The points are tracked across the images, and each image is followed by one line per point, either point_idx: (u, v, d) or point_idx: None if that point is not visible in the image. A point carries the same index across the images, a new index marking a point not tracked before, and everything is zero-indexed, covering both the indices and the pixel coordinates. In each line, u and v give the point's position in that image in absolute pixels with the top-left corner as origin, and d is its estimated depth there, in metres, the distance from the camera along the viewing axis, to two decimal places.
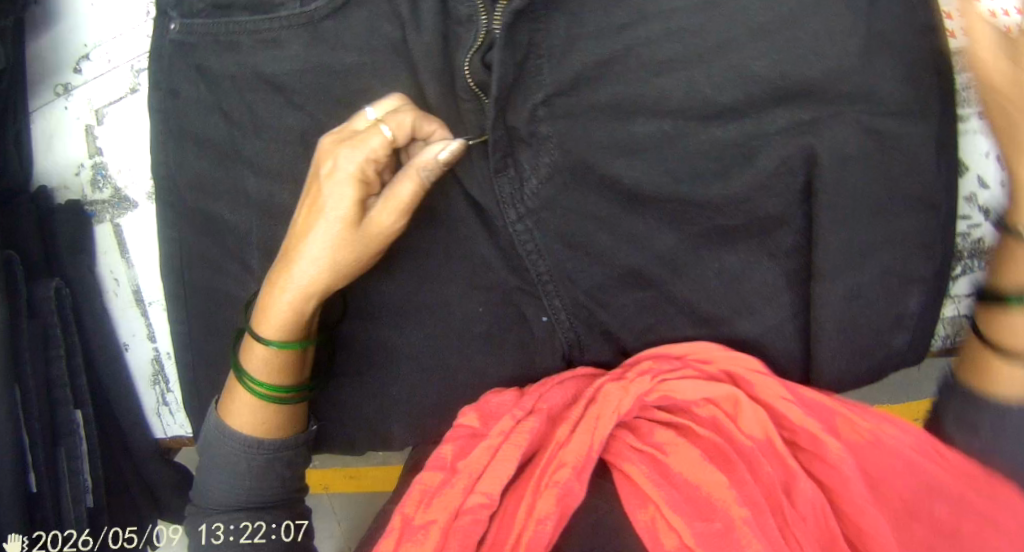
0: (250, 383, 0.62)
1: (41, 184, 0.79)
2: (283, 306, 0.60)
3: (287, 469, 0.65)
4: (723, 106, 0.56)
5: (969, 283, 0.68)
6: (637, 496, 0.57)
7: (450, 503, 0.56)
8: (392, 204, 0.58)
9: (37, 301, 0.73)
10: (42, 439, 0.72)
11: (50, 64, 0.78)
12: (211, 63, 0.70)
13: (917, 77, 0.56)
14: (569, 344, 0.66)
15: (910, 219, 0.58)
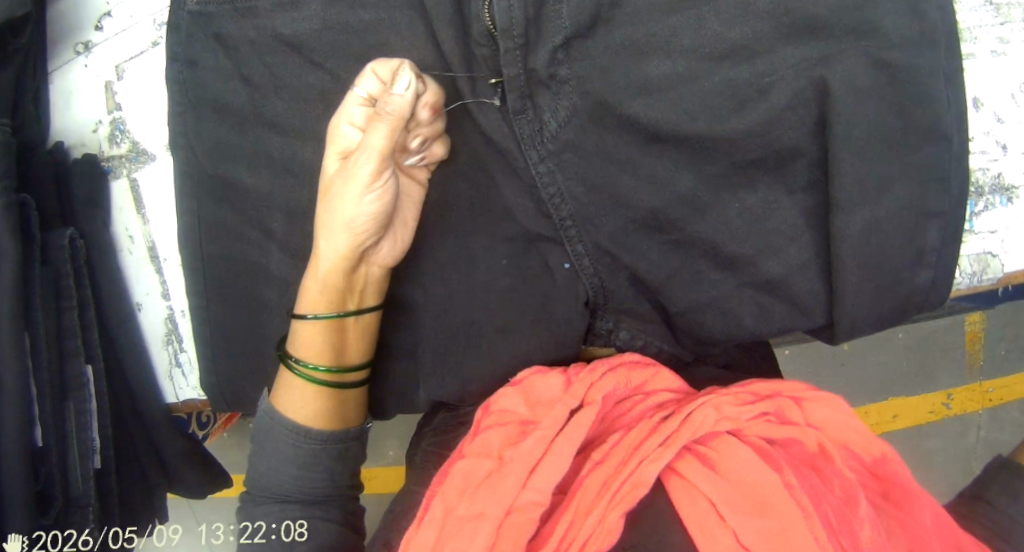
0: (304, 367, 0.66)
1: (58, 140, 0.79)
2: (314, 287, 0.65)
3: (336, 462, 0.67)
4: (733, 43, 0.60)
5: (990, 219, 0.72)
6: (686, 491, 0.58)
7: (504, 498, 0.59)
8: (363, 155, 0.60)
9: (50, 249, 0.71)
10: (51, 393, 0.70)
11: (73, 21, 0.80)
12: (229, 28, 0.68)
13: (927, 19, 0.59)
14: (595, 291, 0.69)
15: (921, 152, 0.61)
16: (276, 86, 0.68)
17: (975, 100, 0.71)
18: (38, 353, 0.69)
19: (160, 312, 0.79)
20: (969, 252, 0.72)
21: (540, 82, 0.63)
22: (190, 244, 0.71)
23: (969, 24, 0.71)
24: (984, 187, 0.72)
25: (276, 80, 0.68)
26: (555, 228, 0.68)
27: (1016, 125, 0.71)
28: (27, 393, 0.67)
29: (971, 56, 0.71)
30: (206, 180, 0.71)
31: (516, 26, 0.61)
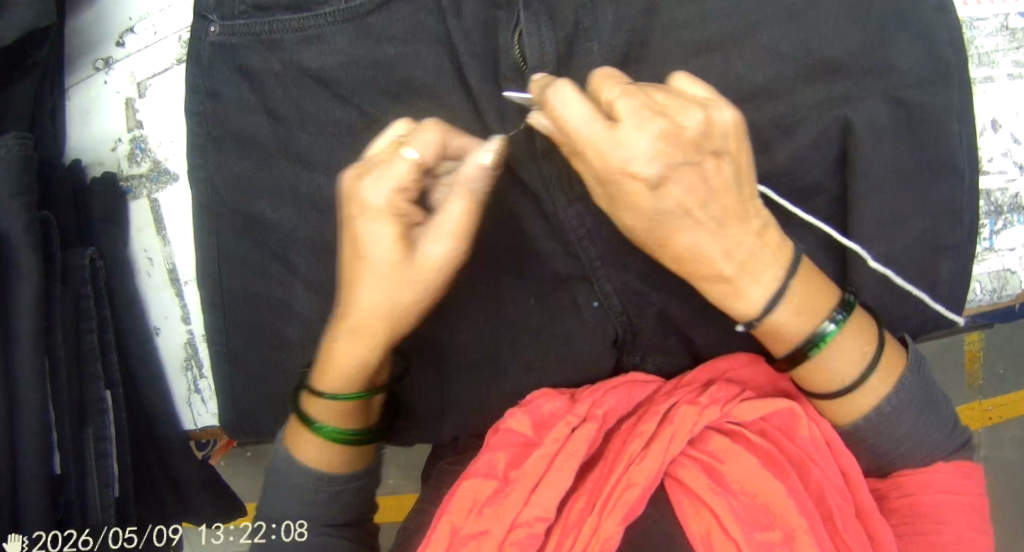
0: (329, 431, 0.63)
1: (75, 158, 0.80)
2: (347, 363, 0.61)
3: (355, 496, 0.66)
4: (756, 85, 0.64)
5: (1009, 237, 0.74)
6: (692, 506, 0.62)
7: (509, 515, 0.61)
8: (439, 233, 0.57)
9: (70, 270, 0.71)
10: (70, 417, 0.69)
11: (94, 38, 0.81)
12: (253, 62, 0.69)
13: (937, 58, 0.63)
14: (623, 328, 0.71)
15: (934, 188, 0.65)
16: (301, 119, 0.69)
17: (992, 122, 0.73)
18: (58, 373, 0.68)
19: (180, 335, 0.79)
20: (987, 269, 0.74)
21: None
22: (209, 275, 0.71)
23: (986, 47, 0.72)
24: (1003, 206, 0.74)
25: (299, 114, 0.69)
26: (583, 266, 0.70)
27: None
28: (46, 416, 0.66)
29: (988, 80, 0.72)
30: (229, 215, 0.71)
31: (542, 69, 0.65)
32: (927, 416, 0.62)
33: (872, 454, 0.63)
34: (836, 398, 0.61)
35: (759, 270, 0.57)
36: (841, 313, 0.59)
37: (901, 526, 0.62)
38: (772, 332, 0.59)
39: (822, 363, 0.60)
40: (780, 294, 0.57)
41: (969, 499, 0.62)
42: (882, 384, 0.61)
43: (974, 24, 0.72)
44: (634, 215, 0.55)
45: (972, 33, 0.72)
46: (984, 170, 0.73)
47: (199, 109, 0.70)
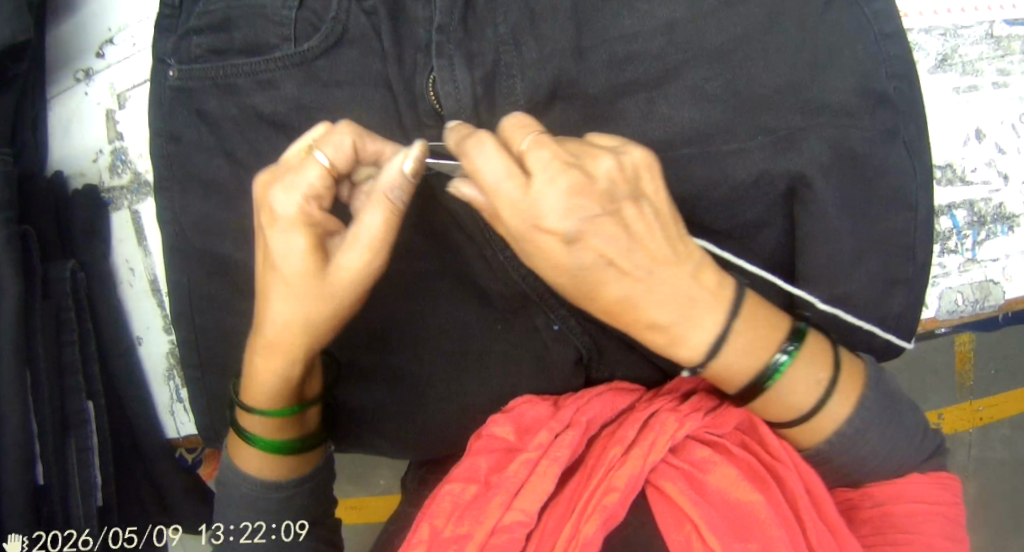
0: (265, 442, 0.65)
1: (58, 169, 0.81)
2: (273, 375, 0.62)
3: (307, 499, 0.68)
4: (690, 127, 0.65)
5: (992, 248, 0.73)
6: (674, 516, 0.60)
7: (490, 521, 0.60)
8: (357, 244, 0.55)
9: (51, 283, 0.72)
10: (52, 429, 0.70)
11: (75, 49, 0.81)
12: (211, 106, 0.71)
13: (879, 90, 0.64)
14: (587, 349, 0.72)
15: (887, 221, 0.65)
16: (260, 161, 0.72)
17: (976, 132, 0.71)
18: (39, 385, 0.69)
19: (161, 345, 0.80)
20: (969, 281, 0.73)
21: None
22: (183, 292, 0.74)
23: (970, 56, 0.71)
24: (986, 216, 0.72)
25: (259, 148, 0.71)
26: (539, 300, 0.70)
27: (1016, 155, 0.72)
28: (28, 429, 0.67)
29: (972, 89, 0.71)
30: (195, 249, 0.74)
31: (467, 109, 0.65)
32: (894, 435, 0.62)
33: (838, 474, 0.64)
34: (791, 427, 0.62)
35: (696, 314, 0.56)
36: (790, 346, 0.59)
37: (871, 536, 0.62)
38: (723, 375, 0.59)
39: (775, 395, 0.60)
40: (724, 335, 0.57)
41: (940, 510, 0.62)
42: (840, 409, 0.61)
43: (958, 32, 0.71)
44: (558, 268, 0.53)
45: (958, 39, 0.71)
46: (968, 181, 0.72)
47: (163, 150, 0.73)
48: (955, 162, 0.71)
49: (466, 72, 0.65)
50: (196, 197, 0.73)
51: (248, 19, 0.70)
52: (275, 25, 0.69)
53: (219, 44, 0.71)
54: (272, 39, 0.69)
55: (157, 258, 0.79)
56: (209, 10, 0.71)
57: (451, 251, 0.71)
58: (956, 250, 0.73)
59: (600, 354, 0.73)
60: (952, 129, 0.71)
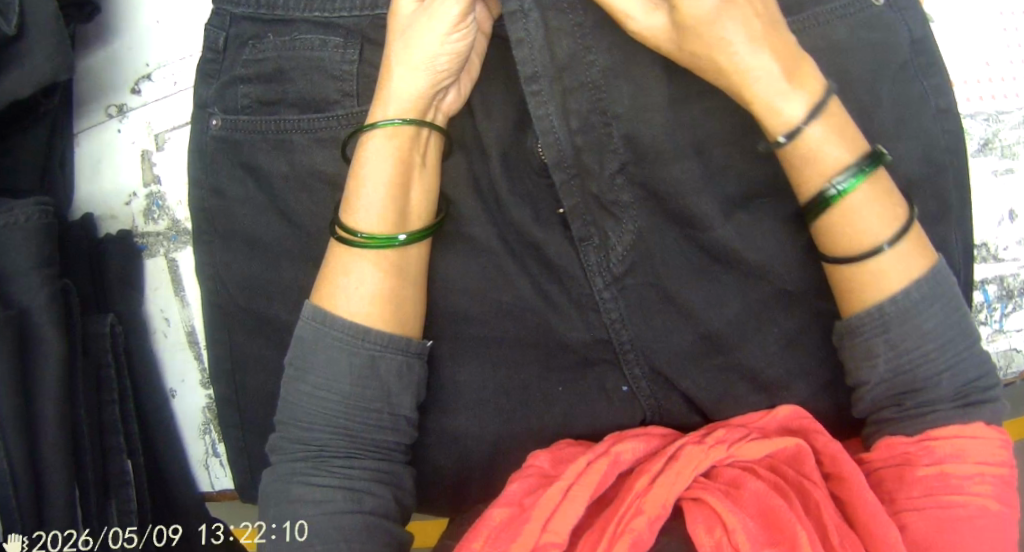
0: (363, 236, 0.64)
1: (85, 211, 0.78)
2: (363, 229, 0.65)
3: (373, 522, 0.63)
4: (744, 193, 0.69)
5: (1017, 319, 0.77)
6: (705, 523, 0.60)
7: (527, 537, 0.60)
8: (392, 101, 0.65)
9: (90, 338, 0.71)
10: (94, 490, 0.69)
11: (106, 82, 0.78)
12: (259, 158, 0.73)
13: (899, 172, 0.71)
14: (651, 408, 0.75)
15: None
16: (315, 218, 0.72)
17: (1010, 214, 0.76)
18: (82, 444, 0.68)
19: (196, 399, 0.79)
20: (995, 350, 0.77)
21: (602, 208, 0.69)
22: (220, 341, 0.76)
23: (1009, 140, 0.76)
24: (1013, 289, 0.77)
25: (317, 209, 0.72)
26: (612, 351, 0.74)
27: None
28: (71, 494, 0.65)
29: (1009, 172, 0.76)
30: (238, 310, 0.75)
31: (568, 157, 0.66)
32: (948, 317, 0.61)
33: (891, 353, 0.61)
34: (860, 260, 0.61)
35: (765, 62, 0.58)
36: (868, 164, 0.60)
37: (925, 500, 0.60)
38: (811, 150, 0.60)
39: (853, 211, 0.60)
40: (817, 111, 0.59)
41: (997, 471, 0.60)
42: (908, 260, 0.61)
43: (999, 116, 0.76)
44: (665, 32, 0.60)
45: (999, 120, 0.76)
46: (1000, 258, 0.76)
47: (204, 203, 0.75)
48: (989, 241, 0.76)
49: (563, 120, 0.65)
50: (241, 256, 0.75)
51: (304, 71, 0.71)
52: (334, 80, 0.71)
53: (269, 95, 0.72)
54: (331, 95, 0.71)
55: (194, 308, 0.78)
56: (258, 59, 0.72)
57: (531, 308, 0.73)
58: (985, 321, 0.77)
59: (655, 406, 0.75)
60: (987, 210, 0.76)
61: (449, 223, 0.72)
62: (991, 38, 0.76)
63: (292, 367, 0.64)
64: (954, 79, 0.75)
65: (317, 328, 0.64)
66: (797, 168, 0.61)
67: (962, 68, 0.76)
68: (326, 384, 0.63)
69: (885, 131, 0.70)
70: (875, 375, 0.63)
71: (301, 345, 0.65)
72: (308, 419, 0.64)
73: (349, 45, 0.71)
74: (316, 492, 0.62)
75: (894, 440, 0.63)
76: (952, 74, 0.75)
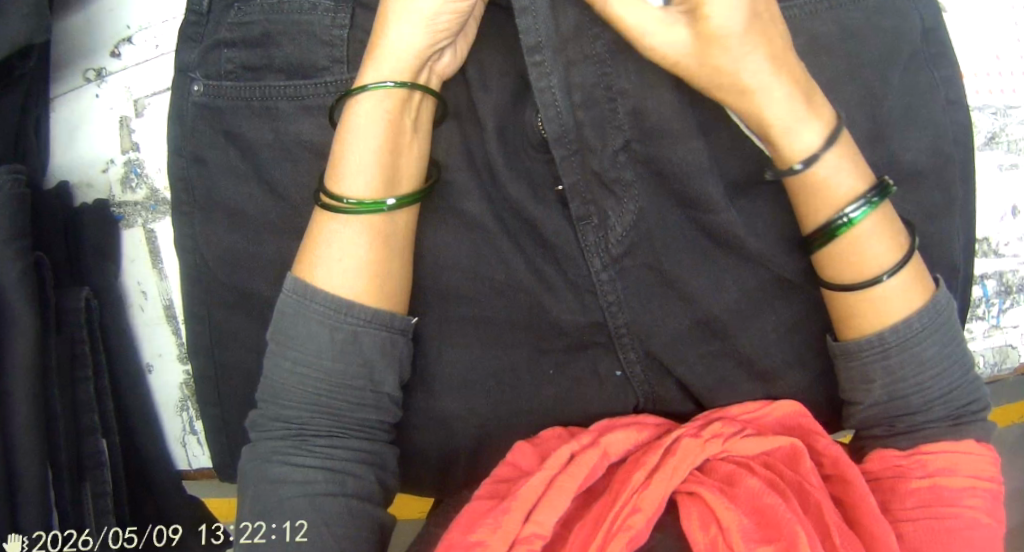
0: (349, 202, 0.61)
1: (61, 178, 0.74)
2: (348, 194, 0.61)
3: (357, 504, 0.60)
4: (745, 176, 0.67)
5: (1015, 315, 0.76)
6: (698, 519, 0.60)
7: (506, 530, 0.58)
8: (387, 58, 0.61)
9: (65, 313, 0.69)
10: (69, 469, 0.67)
11: (84, 44, 0.74)
12: (243, 126, 0.70)
13: (907, 161, 0.69)
14: (643, 393, 0.74)
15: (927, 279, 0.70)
16: (301, 192, 0.70)
17: (1012, 209, 0.75)
18: (56, 423, 0.66)
19: (174, 375, 0.76)
20: (991, 346, 0.76)
21: (602, 186, 0.67)
22: (199, 315, 0.73)
23: (1016, 135, 0.74)
24: (1013, 285, 0.76)
25: (304, 180, 0.70)
26: (607, 334, 0.72)
27: None
28: (45, 476, 0.63)
29: (1015, 167, 0.74)
30: (218, 284, 0.73)
31: (568, 134, 0.64)
32: (948, 345, 0.61)
33: (888, 379, 0.61)
34: (861, 289, 0.60)
35: (777, 86, 0.57)
36: (875, 196, 0.59)
37: (918, 510, 0.59)
38: (820, 181, 0.59)
39: (859, 239, 0.60)
40: (829, 140, 0.59)
41: (987, 486, 0.60)
42: (909, 294, 0.60)
43: (1007, 108, 0.74)
44: (682, 46, 0.57)
45: (1007, 112, 0.74)
46: (1001, 254, 0.75)
47: (183, 171, 0.72)
48: (991, 236, 0.75)
49: (566, 93, 0.63)
50: (223, 227, 0.72)
51: (292, 36, 0.68)
52: (323, 45, 0.67)
53: (254, 60, 0.69)
54: (319, 60, 0.68)
55: (173, 282, 0.75)
56: (244, 22, 0.69)
57: (525, 288, 0.71)
58: (982, 316, 0.76)
59: (648, 391, 0.74)
60: (992, 205, 0.74)
61: (442, 198, 0.70)
62: (1003, 29, 0.74)
63: (273, 340, 0.61)
64: (964, 68, 0.73)
65: (299, 302, 0.60)
66: (804, 199, 0.61)
67: (972, 58, 0.74)
68: (308, 360, 0.60)
69: (892, 120, 0.68)
70: (872, 397, 0.63)
71: (282, 320, 0.61)
72: (289, 396, 0.60)
73: (339, 10, 0.68)
74: (297, 473, 0.60)
75: (887, 452, 0.62)
76: (962, 63, 0.73)
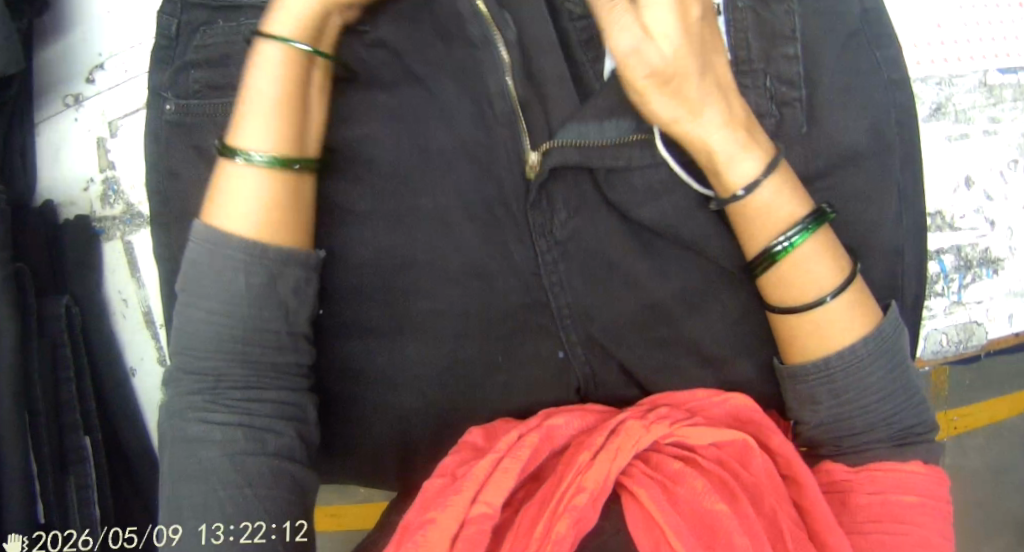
0: (256, 156, 0.60)
1: (46, 198, 0.80)
2: (262, 125, 0.61)
3: (272, 455, 0.61)
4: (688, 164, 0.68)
5: (977, 290, 0.75)
6: (644, 520, 0.59)
7: (455, 509, 0.59)
8: None
9: (46, 319, 0.74)
10: (52, 465, 0.72)
11: (62, 72, 0.80)
12: (208, 140, 0.74)
13: (855, 143, 0.68)
14: (584, 379, 0.75)
15: (877, 261, 0.70)
16: None
17: (966, 180, 0.74)
18: (38, 422, 0.71)
19: (156, 377, 0.80)
20: (955, 322, 0.75)
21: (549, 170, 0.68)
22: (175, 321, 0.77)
23: (963, 104, 0.74)
24: (973, 260, 0.75)
25: None
26: (550, 317, 0.73)
27: (1002, 201, 0.74)
28: (27, 465, 0.69)
29: (964, 137, 0.74)
30: None
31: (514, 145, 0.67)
32: (892, 370, 0.62)
33: (832, 401, 0.63)
34: (802, 312, 0.62)
35: (718, 132, 0.60)
36: (813, 221, 0.61)
37: (869, 524, 0.61)
38: (763, 209, 0.61)
39: (800, 267, 0.62)
40: (766, 170, 0.61)
41: (937, 505, 0.61)
42: (850, 319, 0.62)
43: (953, 79, 0.74)
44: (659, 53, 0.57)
45: (951, 83, 0.74)
46: (957, 227, 0.74)
47: (159, 185, 0.76)
48: (945, 210, 0.74)
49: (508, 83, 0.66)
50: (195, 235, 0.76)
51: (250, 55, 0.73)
52: None
53: (218, 79, 0.73)
54: None
55: (151, 290, 0.80)
56: (208, 44, 0.73)
57: (472, 283, 0.72)
58: (941, 293, 0.75)
59: (598, 377, 0.75)
60: (944, 177, 0.73)
61: (393, 190, 0.70)
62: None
63: (183, 291, 0.60)
64: (905, 42, 0.73)
65: (216, 245, 0.59)
66: (745, 226, 0.63)
67: (914, 30, 0.73)
68: (221, 307, 0.59)
69: (830, 98, 0.68)
70: (817, 418, 0.65)
71: (192, 267, 0.60)
72: (197, 344, 0.60)
73: None
74: (214, 430, 0.60)
75: (836, 466, 0.64)
76: (902, 37, 0.73)
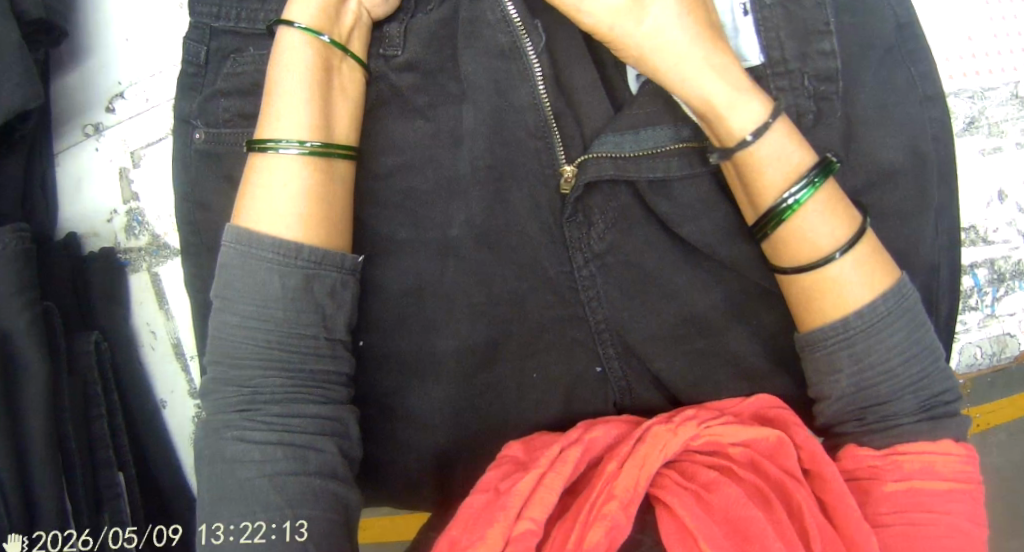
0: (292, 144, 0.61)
1: (70, 230, 0.79)
2: (292, 111, 0.61)
3: (316, 471, 0.60)
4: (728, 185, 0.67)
5: (1010, 303, 0.75)
6: (678, 533, 0.57)
7: (500, 527, 0.57)
8: None
9: (75, 355, 0.73)
10: (87, 504, 0.71)
11: (81, 101, 0.79)
12: (237, 169, 0.73)
13: (895, 161, 0.68)
14: (620, 392, 0.72)
15: (914, 278, 0.70)
16: None
17: (999, 194, 0.74)
18: (71, 460, 0.71)
19: (186, 409, 0.80)
20: (988, 335, 0.75)
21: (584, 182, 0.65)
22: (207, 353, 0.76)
23: (996, 117, 0.74)
24: (1006, 273, 0.75)
25: None
26: (586, 331, 0.71)
27: None
28: (63, 507, 0.68)
29: (997, 150, 0.74)
30: None
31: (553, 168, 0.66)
32: (914, 333, 0.59)
33: (854, 367, 0.59)
34: (816, 269, 0.59)
35: (715, 83, 0.58)
36: (819, 173, 0.58)
37: (894, 515, 0.58)
38: (767, 161, 0.58)
39: (807, 223, 0.59)
40: (771, 115, 0.58)
41: (965, 488, 0.58)
42: (867, 273, 0.59)
43: (985, 92, 0.74)
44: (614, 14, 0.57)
45: (983, 96, 0.74)
46: (990, 241, 0.74)
47: (187, 216, 0.75)
48: (978, 224, 0.74)
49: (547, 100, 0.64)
50: None
51: None
52: None
53: (247, 108, 0.72)
54: None
55: (180, 322, 0.79)
56: (238, 72, 0.72)
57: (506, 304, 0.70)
58: (976, 307, 0.75)
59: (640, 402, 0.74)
60: (977, 191, 0.73)
61: (426, 211, 0.69)
62: (976, 12, 0.74)
63: (217, 299, 0.60)
64: (937, 56, 0.73)
65: (248, 244, 0.59)
66: (749, 183, 0.60)
67: (946, 44, 0.73)
68: (258, 313, 0.59)
69: (869, 116, 0.67)
70: (838, 391, 0.61)
71: (224, 273, 0.60)
72: (233, 354, 0.60)
73: None
74: (255, 450, 0.59)
75: (860, 452, 0.61)
76: (935, 50, 0.73)
